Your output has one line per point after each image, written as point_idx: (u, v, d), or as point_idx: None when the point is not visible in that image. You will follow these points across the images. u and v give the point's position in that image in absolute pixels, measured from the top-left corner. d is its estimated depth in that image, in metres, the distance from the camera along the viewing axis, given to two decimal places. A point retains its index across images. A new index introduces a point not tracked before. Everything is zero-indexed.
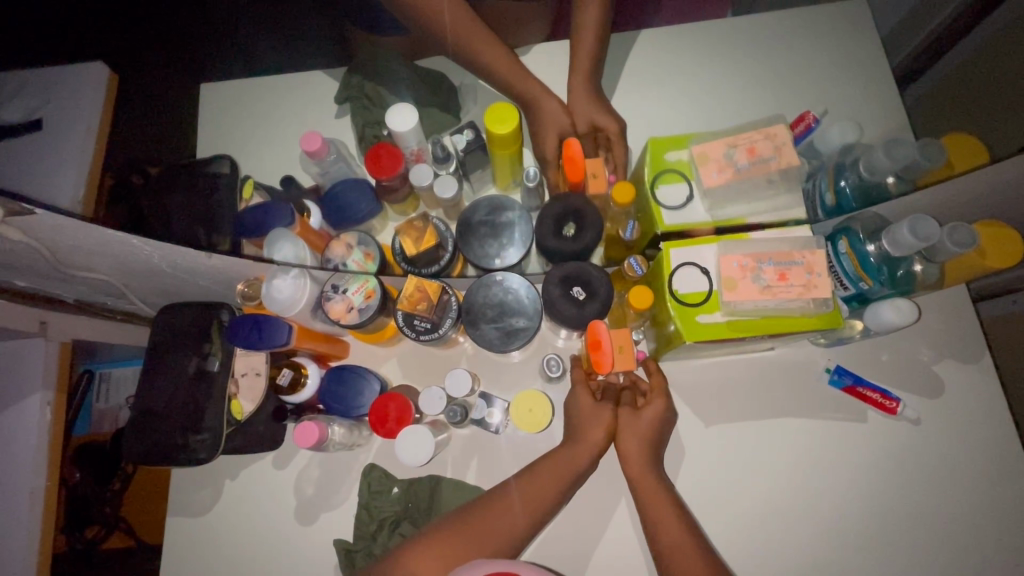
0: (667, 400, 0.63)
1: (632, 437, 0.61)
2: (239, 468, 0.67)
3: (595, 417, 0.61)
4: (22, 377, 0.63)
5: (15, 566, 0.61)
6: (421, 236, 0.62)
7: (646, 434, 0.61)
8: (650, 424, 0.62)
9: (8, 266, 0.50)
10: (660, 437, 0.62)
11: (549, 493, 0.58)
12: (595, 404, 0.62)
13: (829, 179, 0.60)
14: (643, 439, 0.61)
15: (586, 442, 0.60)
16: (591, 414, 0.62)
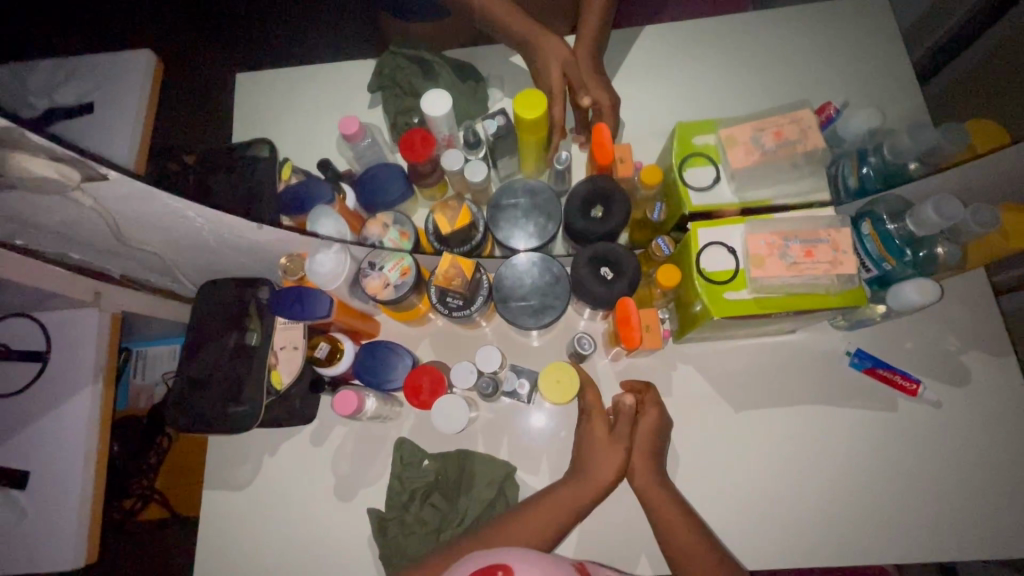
0: (660, 411, 0.63)
1: (638, 457, 0.61)
2: (275, 440, 0.70)
3: (603, 448, 0.60)
4: (67, 356, 0.59)
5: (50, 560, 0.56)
6: (456, 215, 0.65)
7: (647, 446, 0.62)
8: (648, 439, 0.62)
9: (69, 237, 0.53)
10: (660, 451, 0.63)
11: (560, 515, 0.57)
12: (608, 435, 0.61)
13: (853, 163, 0.62)
14: (643, 454, 0.61)
15: (596, 463, 0.59)
16: (601, 443, 0.61)
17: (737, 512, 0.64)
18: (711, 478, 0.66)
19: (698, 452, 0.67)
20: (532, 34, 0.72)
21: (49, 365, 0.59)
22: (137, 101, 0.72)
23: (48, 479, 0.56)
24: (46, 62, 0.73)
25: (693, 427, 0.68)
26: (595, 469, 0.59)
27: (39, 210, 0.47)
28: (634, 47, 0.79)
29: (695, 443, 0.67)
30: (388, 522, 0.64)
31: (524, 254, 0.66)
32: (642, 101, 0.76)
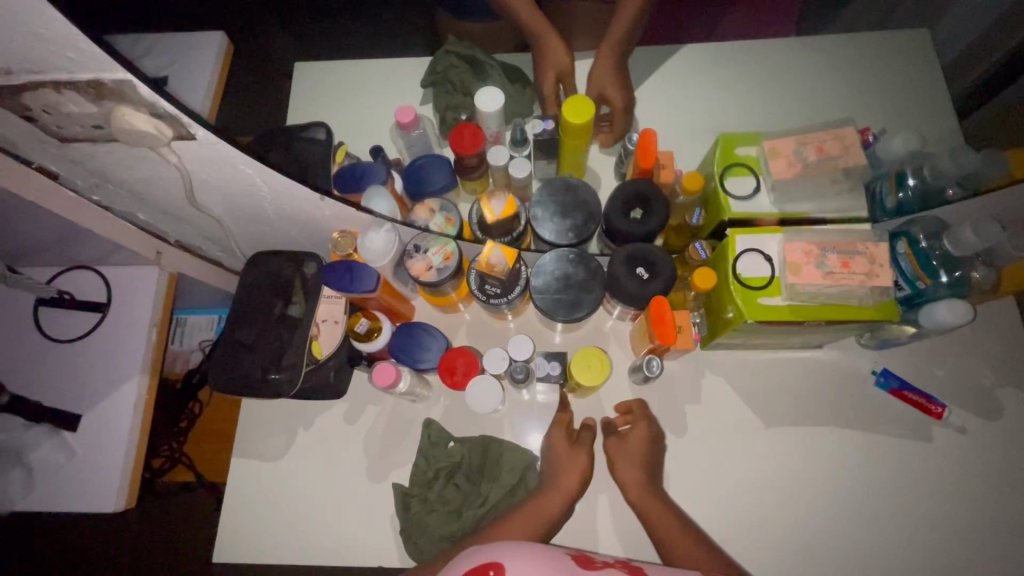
0: (649, 421, 0.65)
1: (626, 466, 0.63)
2: (307, 411, 0.72)
3: (571, 461, 0.63)
4: (125, 309, 0.62)
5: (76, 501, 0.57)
6: (501, 205, 0.67)
7: (639, 457, 0.63)
8: (640, 447, 0.64)
9: (143, 195, 0.56)
10: (653, 461, 0.64)
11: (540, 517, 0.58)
12: (571, 448, 0.64)
13: (891, 184, 0.62)
14: (639, 464, 0.63)
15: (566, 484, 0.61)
16: (567, 457, 0.64)
17: (754, 517, 0.65)
18: (732, 484, 0.66)
19: (720, 462, 0.67)
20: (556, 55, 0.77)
21: (108, 317, 0.62)
22: (208, 79, 0.76)
23: (96, 423, 0.59)
24: (128, 37, 0.77)
25: (715, 435, 0.68)
26: (564, 476, 0.62)
27: (124, 165, 0.51)
28: (681, 61, 0.81)
29: (716, 450, 0.68)
30: (411, 501, 0.66)
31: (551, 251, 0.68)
32: (687, 115, 0.79)
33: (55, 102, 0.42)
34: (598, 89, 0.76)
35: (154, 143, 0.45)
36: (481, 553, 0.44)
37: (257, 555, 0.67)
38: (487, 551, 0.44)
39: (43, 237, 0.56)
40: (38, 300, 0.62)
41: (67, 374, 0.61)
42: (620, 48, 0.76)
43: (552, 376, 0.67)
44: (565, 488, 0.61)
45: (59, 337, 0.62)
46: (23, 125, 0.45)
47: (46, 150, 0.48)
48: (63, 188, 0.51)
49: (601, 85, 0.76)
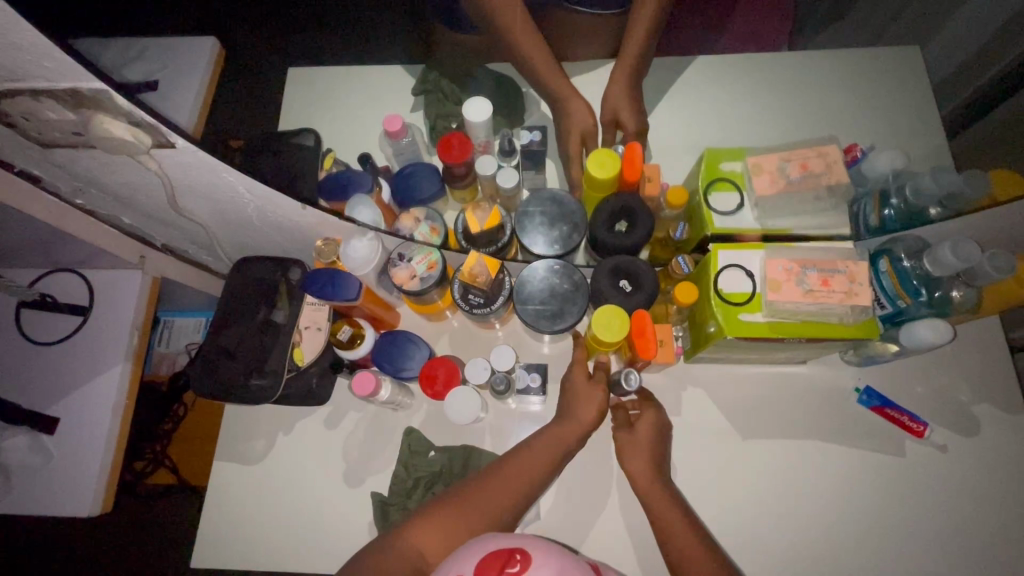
0: (659, 412, 0.65)
1: (635, 454, 0.62)
2: (289, 416, 0.72)
3: (589, 397, 0.64)
4: (107, 313, 0.62)
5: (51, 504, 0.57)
6: (486, 216, 0.68)
7: (647, 446, 0.62)
8: (648, 438, 0.63)
9: (126, 200, 0.56)
10: (661, 453, 0.63)
11: (539, 468, 0.60)
12: (590, 384, 0.65)
13: (874, 202, 0.63)
14: (646, 455, 0.62)
15: (576, 421, 0.63)
16: (586, 393, 0.64)
17: (733, 532, 0.65)
18: (712, 498, 0.66)
19: (701, 475, 0.67)
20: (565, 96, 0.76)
21: (90, 321, 0.62)
22: (198, 84, 0.76)
23: (74, 427, 0.59)
24: (120, 40, 0.78)
25: (696, 448, 0.68)
26: (578, 410, 0.63)
27: (105, 170, 0.51)
28: (670, 75, 0.82)
29: (696, 463, 0.68)
30: (390, 509, 0.65)
31: (542, 263, 0.68)
32: (674, 128, 0.79)
33: (33, 109, 0.42)
34: (613, 111, 0.75)
35: (134, 150, 0.45)
36: (507, 536, 0.42)
37: (233, 562, 0.67)
38: (511, 538, 0.41)
39: (25, 240, 0.56)
40: (20, 302, 0.62)
41: (47, 377, 0.61)
42: (634, 65, 0.76)
43: (531, 386, 0.68)
44: (567, 436, 0.62)
45: (39, 340, 0.62)
46: (3, 130, 0.45)
47: (27, 154, 0.48)
48: (44, 192, 0.51)
49: (615, 108, 0.75)
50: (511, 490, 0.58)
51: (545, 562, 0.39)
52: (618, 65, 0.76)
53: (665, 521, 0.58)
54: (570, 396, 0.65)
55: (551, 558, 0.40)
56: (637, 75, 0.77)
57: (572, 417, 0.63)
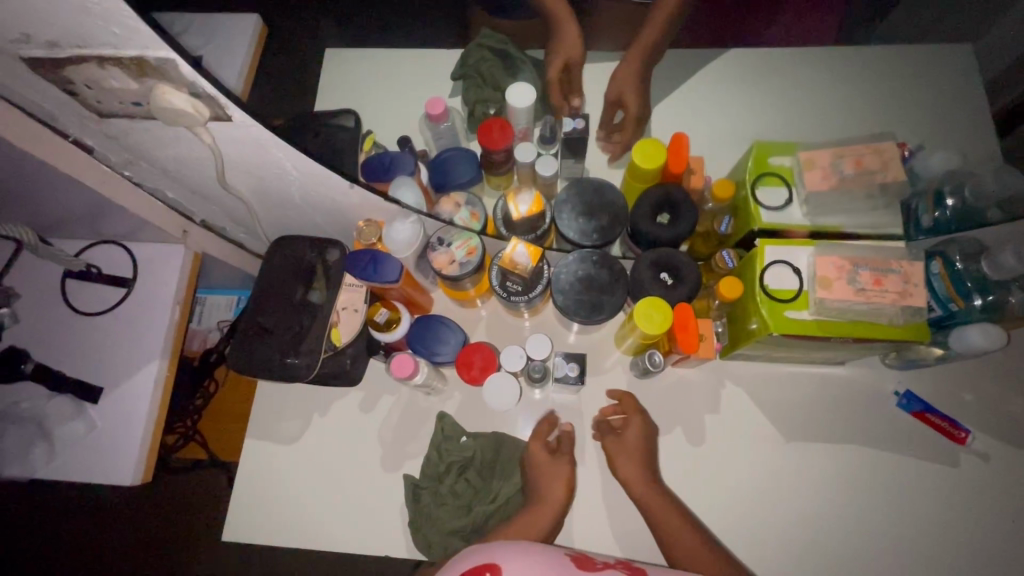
0: (644, 416, 0.65)
1: (626, 462, 0.63)
2: (323, 396, 0.73)
3: (551, 474, 0.63)
4: (150, 286, 0.63)
5: (93, 473, 0.58)
6: (528, 201, 0.66)
7: (637, 453, 0.63)
8: (637, 446, 0.64)
9: (174, 173, 0.56)
10: (651, 457, 0.64)
11: (540, 522, 0.59)
12: (551, 461, 0.64)
13: (929, 202, 0.60)
14: (637, 463, 0.63)
15: (547, 502, 0.61)
16: (547, 470, 0.64)
17: (767, 530, 0.64)
18: (747, 496, 0.66)
19: (736, 475, 0.66)
20: (577, 54, 0.76)
21: (133, 292, 0.62)
22: (241, 62, 0.76)
23: (117, 397, 0.59)
24: (165, 15, 0.78)
25: (730, 445, 0.68)
26: (545, 491, 0.62)
27: (158, 143, 0.51)
28: (715, 66, 0.80)
29: (732, 462, 0.67)
30: (421, 494, 0.66)
31: (575, 251, 0.67)
32: (719, 121, 0.78)
33: (96, 77, 0.42)
34: (617, 93, 0.75)
35: (191, 123, 0.45)
36: (476, 553, 0.44)
37: (266, 538, 0.68)
38: (479, 554, 0.44)
39: (75, 210, 0.56)
40: (66, 271, 0.63)
41: (91, 347, 0.61)
42: (648, 49, 0.75)
43: (568, 377, 0.66)
44: (545, 515, 0.60)
45: (83, 310, 0.62)
46: (63, 98, 0.45)
47: (83, 123, 0.48)
48: (97, 162, 0.51)
49: (619, 90, 0.75)
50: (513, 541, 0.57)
51: (512, 567, 0.42)
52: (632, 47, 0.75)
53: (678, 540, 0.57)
54: (533, 474, 0.64)
55: (520, 561, 0.42)
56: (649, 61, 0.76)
57: (544, 497, 0.61)
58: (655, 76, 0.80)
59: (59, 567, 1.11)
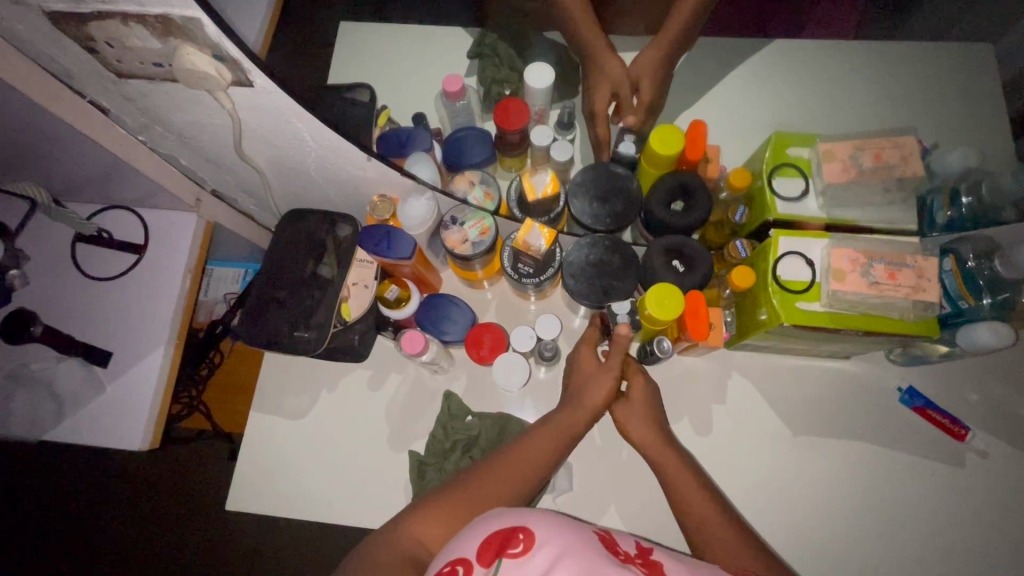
0: (649, 378, 0.65)
1: (639, 423, 0.62)
2: (329, 370, 0.73)
3: (595, 380, 0.62)
4: (162, 253, 0.62)
5: (100, 437, 0.58)
6: (543, 183, 0.65)
7: (649, 411, 0.63)
8: (646, 402, 0.64)
9: (190, 140, 0.56)
10: (661, 415, 0.64)
11: (551, 452, 0.56)
12: (596, 369, 0.64)
13: (944, 199, 0.61)
14: (649, 422, 0.62)
15: (585, 406, 0.60)
16: (591, 376, 0.63)
17: (765, 517, 0.65)
18: (746, 483, 0.67)
19: (739, 463, 0.67)
20: (598, 50, 0.74)
21: (144, 259, 0.62)
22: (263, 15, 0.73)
23: (126, 362, 0.59)
24: None
25: (733, 434, 0.68)
26: (587, 395, 0.61)
27: (175, 107, 0.50)
28: (735, 56, 0.79)
29: (734, 451, 0.68)
30: (425, 470, 0.66)
31: (586, 235, 0.66)
32: (737, 111, 0.77)
33: (120, 35, 0.41)
34: (634, 84, 0.73)
35: (213, 87, 0.44)
36: (507, 516, 0.42)
37: (271, 509, 0.68)
38: (508, 517, 0.42)
39: (89, 173, 0.56)
40: (77, 236, 0.63)
41: (101, 312, 0.61)
42: (671, 44, 0.73)
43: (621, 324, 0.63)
44: (577, 421, 0.60)
45: (94, 275, 0.62)
46: (82, 55, 0.44)
47: (101, 84, 0.48)
48: (113, 124, 0.51)
49: (638, 78, 0.73)
50: (526, 467, 0.54)
51: (546, 539, 0.39)
52: (658, 39, 0.73)
53: (687, 498, 0.55)
54: (575, 382, 0.64)
55: (555, 536, 0.39)
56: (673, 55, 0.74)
57: (584, 400, 0.61)
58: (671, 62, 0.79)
59: (61, 531, 1.13)
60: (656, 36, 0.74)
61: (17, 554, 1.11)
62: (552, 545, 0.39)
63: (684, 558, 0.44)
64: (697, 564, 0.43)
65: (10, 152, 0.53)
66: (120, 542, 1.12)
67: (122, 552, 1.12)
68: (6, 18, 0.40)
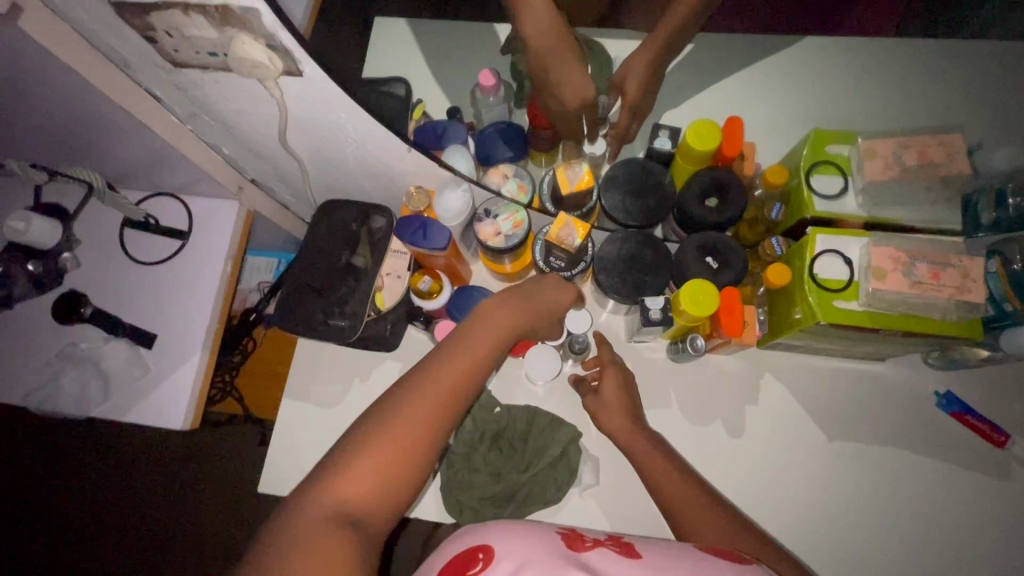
0: (621, 370, 0.66)
1: (614, 415, 0.64)
2: (361, 359, 0.75)
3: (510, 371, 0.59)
4: (205, 240, 0.64)
5: (143, 416, 0.59)
6: (576, 177, 0.65)
7: (624, 405, 0.64)
8: (618, 397, 0.64)
9: (235, 129, 0.57)
10: (635, 405, 0.65)
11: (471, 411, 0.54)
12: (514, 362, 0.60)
13: (989, 200, 0.59)
14: (624, 414, 0.63)
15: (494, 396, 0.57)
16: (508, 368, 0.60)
17: (794, 517, 0.65)
18: (775, 482, 0.66)
19: (768, 462, 0.67)
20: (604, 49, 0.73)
21: (188, 245, 0.64)
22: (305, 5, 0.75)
23: (169, 344, 0.61)
24: None
25: (763, 433, 0.68)
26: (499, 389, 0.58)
27: (225, 97, 0.52)
28: (773, 52, 0.78)
29: (763, 449, 0.67)
30: (453, 459, 0.67)
31: (619, 230, 0.66)
32: (773, 110, 0.76)
33: (180, 25, 0.42)
34: (621, 80, 0.72)
35: (264, 75, 0.46)
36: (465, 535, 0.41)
37: None
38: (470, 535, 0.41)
39: (140, 160, 0.58)
40: (126, 221, 0.65)
41: (147, 295, 0.63)
42: (664, 45, 0.71)
43: (652, 318, 0.63)
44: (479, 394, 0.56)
45: (140, 260, 0.64)
46: (141, 45, 0.46)
47: (157, 73, 0.49)
48: (165, 112, 0.53)
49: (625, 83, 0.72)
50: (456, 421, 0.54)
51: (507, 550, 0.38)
52: (649, 39, 0.71)
53: (674, 495, 0.55)
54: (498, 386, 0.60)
55: (509, 540, 0.39)
56: (667, 53, 0.72)
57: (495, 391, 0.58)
58: (707, 58, 0.79)
59: (96, 510, 1.17)
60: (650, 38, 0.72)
61: (55, 528, 1.16)
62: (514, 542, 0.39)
63: (657, 541, 0.45)
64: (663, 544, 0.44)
65: (68, 138, 0.55)
66: (153, 522, 1.16)
67: (153, 531, 1.15)
68: (74, 8, 0.42)
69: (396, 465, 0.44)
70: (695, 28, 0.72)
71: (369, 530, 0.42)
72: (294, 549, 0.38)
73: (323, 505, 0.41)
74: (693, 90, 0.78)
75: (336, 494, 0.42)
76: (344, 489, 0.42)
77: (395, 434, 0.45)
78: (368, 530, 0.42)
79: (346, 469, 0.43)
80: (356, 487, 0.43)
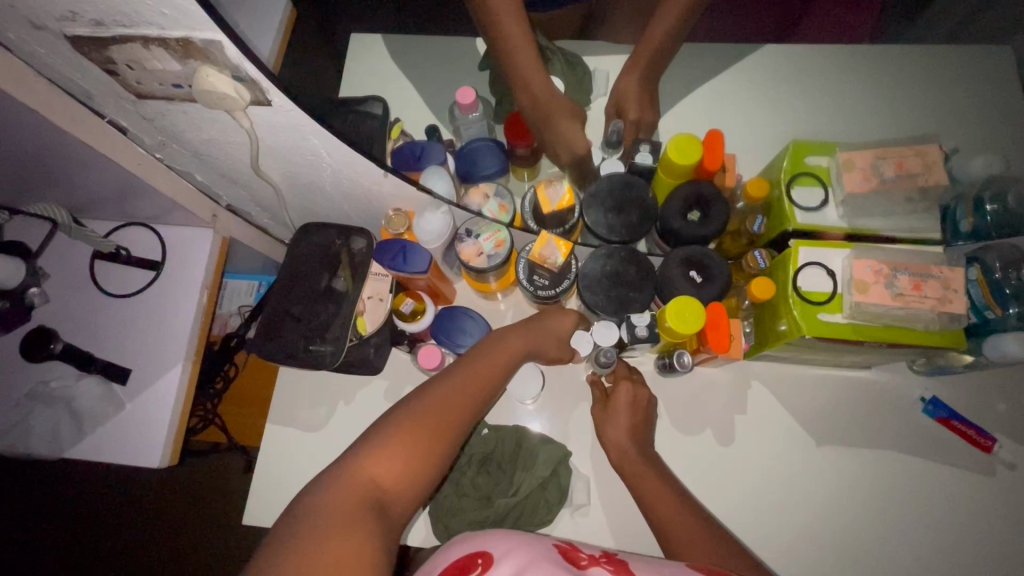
0: (633, 383, 0.65)
1: (618, 428, 0.63)
2: (345, 386, 0.73)
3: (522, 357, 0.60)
4: (179, 270, 0.63)
5: (117, 453, 0.58)
6: (557, 195, 0.65)
7: (630, 420, 0.63)
8: (627, 408, 0.64)
9: (206, 157, 0.56)
10: (642, 422, 0.64)
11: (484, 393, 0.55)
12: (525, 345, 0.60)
13: (967, 207, 0.60)
14: (629, 430, 0.63)
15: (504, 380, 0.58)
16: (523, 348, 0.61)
17: (788, 531, 0.64)
18: (767, 495, 0.66)
19: (760, 475, 0.66)
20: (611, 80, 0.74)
21: (161, 276, 0.62)
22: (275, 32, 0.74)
23: (143, 379, 0.59)
24: None
25: (755, 446, 0.67)
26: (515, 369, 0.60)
27: (193, 125, 0.50)
28: (753, 61, 0.78)
29: (755, 463, 0.67)
30: (442, 485, 0.65)
31: (602, 247, 0.65)
32: (753, 120, 0.77)
33: (141, 57, 0.41)
34: (617, 104, 0.74)
35: (232, 106, 0.44)
36: (465, 544, 0.41)
37: None
38: (467, 545, 0.40)
39: (108, 191, 0.56)
40: (96, 253, 0.63)
41: (119, 328, 0.61)
42: (653, 57, 0.72)
43: (639, 334, 0.63)
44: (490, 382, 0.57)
45: (111, 292, 0.62)
46: (102, 77, 0.44)
47: (120, 104, 0.48)
48: (130, 142, 0.51)
49: (626, 101, 0.72)
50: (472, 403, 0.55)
51: (507, 554, 0.38)
52: (634, 59, 0.73)
53: (676, 525, 0.54)
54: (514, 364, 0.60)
55: (510, 550, 0.39)
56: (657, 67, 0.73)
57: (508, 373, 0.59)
58: (685, 70, 0.79)
59: (79, 543, 1.14)
60: (637, 54, 0.73)
61: (37, 568, 1.13)
62: (513, 558, 0.38)
63: (655, 561, 0.44)
64: (660, 563, 0.43)
65: (32, 173, 0.54)
66: (137, 555, 1.13)
67: (137, 562, 1.13)
68: (31, 42, 0.41)
69: (424, 454, 0.45)
70: (681, 39, 0.74)
71: (394, 516, 0.42)
72: (309, 538, 0.36)
73: (350, 488, 0.41)
74: (672, 101, 0.78)
75: (367, 475, 0.42)
76: (375, 473, 0.43)
77: (426, 419, 0.47)
78: (393, 515, 0.42)
79: (379, 451, 0.44)
80: (388, 471, 0.43)
